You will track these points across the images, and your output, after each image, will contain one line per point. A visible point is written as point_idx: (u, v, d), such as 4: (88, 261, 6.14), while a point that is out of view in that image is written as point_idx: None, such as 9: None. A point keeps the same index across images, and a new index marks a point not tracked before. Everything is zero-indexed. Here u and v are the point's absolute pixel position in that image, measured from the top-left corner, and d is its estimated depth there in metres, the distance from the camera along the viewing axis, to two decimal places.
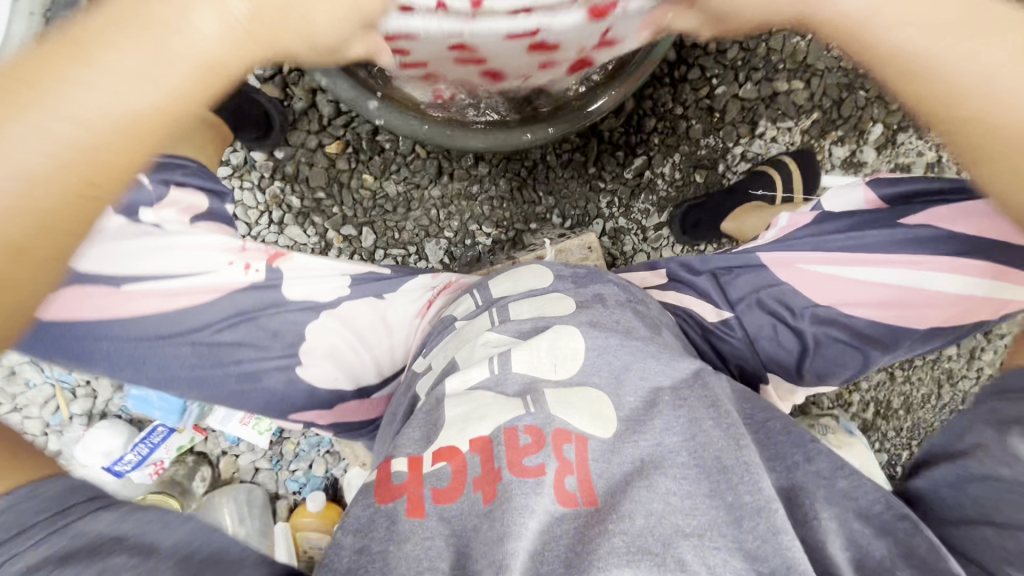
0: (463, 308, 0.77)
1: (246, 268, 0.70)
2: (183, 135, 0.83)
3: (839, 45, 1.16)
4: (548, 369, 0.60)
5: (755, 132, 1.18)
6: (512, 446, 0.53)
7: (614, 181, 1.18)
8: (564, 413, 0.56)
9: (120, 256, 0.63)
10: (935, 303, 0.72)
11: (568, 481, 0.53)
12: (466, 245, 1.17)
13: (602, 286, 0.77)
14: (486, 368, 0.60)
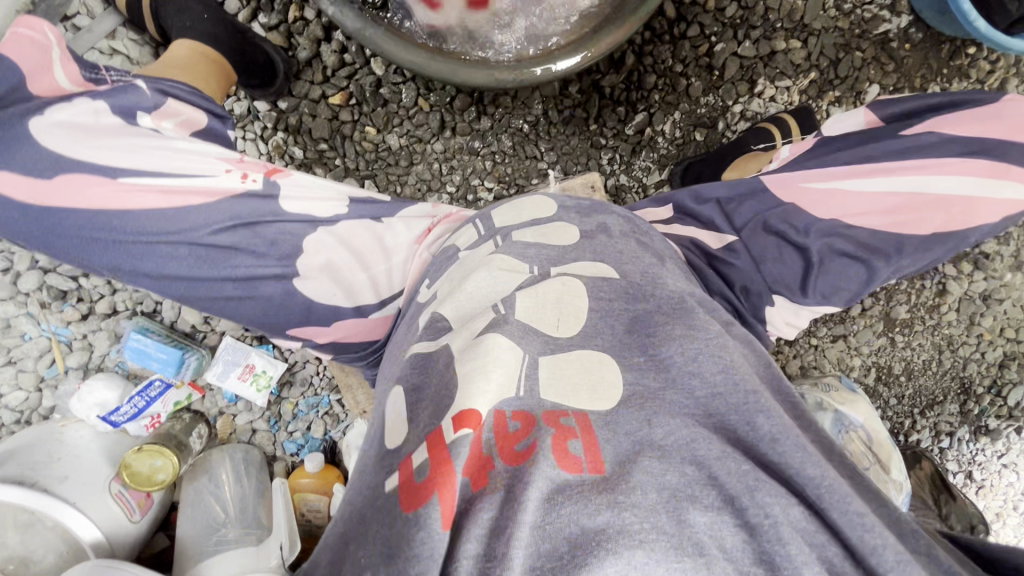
0: (464, 238, 0.73)
1: (244, 177, 0.67)
2: (184, 67, 0.84)
3: (835, 5, 1.18)
4: (551, 324, 0.54)
5: (754, 90, 1.20)
6: (503, 435, 0.46)
7: (615, 138, 1.18)
8: (558, 393, 0.50)
9: (112, 148, 0.60)
10: (941, 206, 0.73)
11: (573, 446, 0.46)
12: (468, 200, 1.18)
13: (603, 217, 0.76)
14: (491, 311, 0.55)
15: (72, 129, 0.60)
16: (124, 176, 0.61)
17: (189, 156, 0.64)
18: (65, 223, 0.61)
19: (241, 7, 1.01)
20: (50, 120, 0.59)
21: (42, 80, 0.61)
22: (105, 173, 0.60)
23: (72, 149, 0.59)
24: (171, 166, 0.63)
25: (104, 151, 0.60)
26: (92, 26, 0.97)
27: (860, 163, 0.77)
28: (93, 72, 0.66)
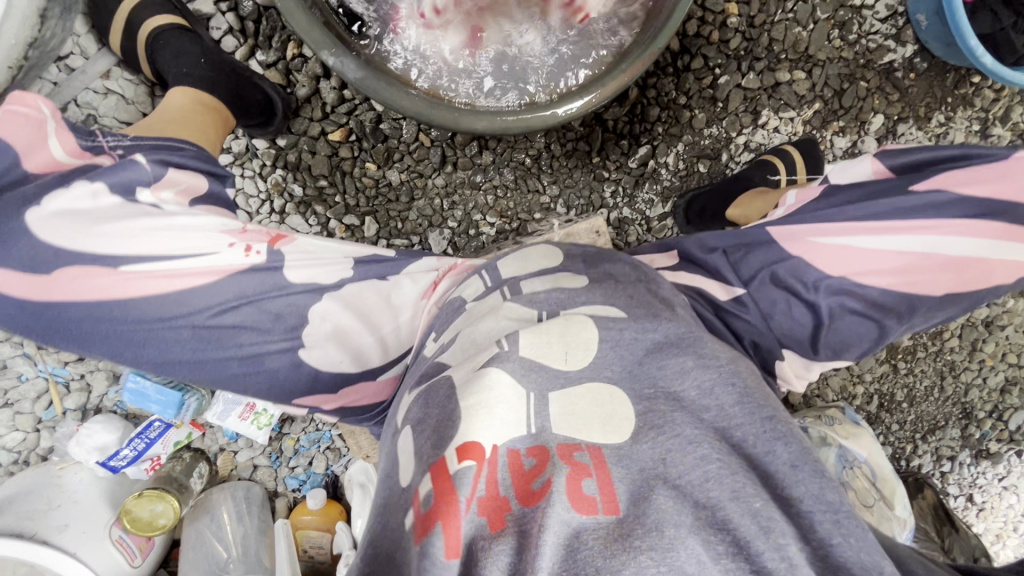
0: (471, 290, 0.75)
1: (249, 252, 0.66)
2: (180, 121, 0.81)
3: (840, 36, 1.17)
4: (558, 358, 0.54)
5: (758, 121, 1.18)
6: (516, 471, 0.48)
7: (618, 171, 1.17)
8: (571, 425, 0.51)
9: (110, 236, 0.59)
10: (954, 268, 0.72)
11: (586, 485, 0.46)
12: (470, 235, 1.17)
13: (610, 264, 0.79)
14: (496, 346, 0.55)
15: (69, 219, 0.59)
16: (125, 265, 0.60)
17: (189, 236, 0.63)
18: (67, 315, 0.61)
19: (238, 45, 0.99)
20: (46, 211, 0.58)
21: (38, 155, 0.61)
22: (104, 263, 0.60)
23: (69, 241, 0.59)
24: (170, 248, 0.62)
25: (99, 237, 0.59)
26: (86, 67, 0.95)
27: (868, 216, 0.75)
28: (88, 141, 0.65)
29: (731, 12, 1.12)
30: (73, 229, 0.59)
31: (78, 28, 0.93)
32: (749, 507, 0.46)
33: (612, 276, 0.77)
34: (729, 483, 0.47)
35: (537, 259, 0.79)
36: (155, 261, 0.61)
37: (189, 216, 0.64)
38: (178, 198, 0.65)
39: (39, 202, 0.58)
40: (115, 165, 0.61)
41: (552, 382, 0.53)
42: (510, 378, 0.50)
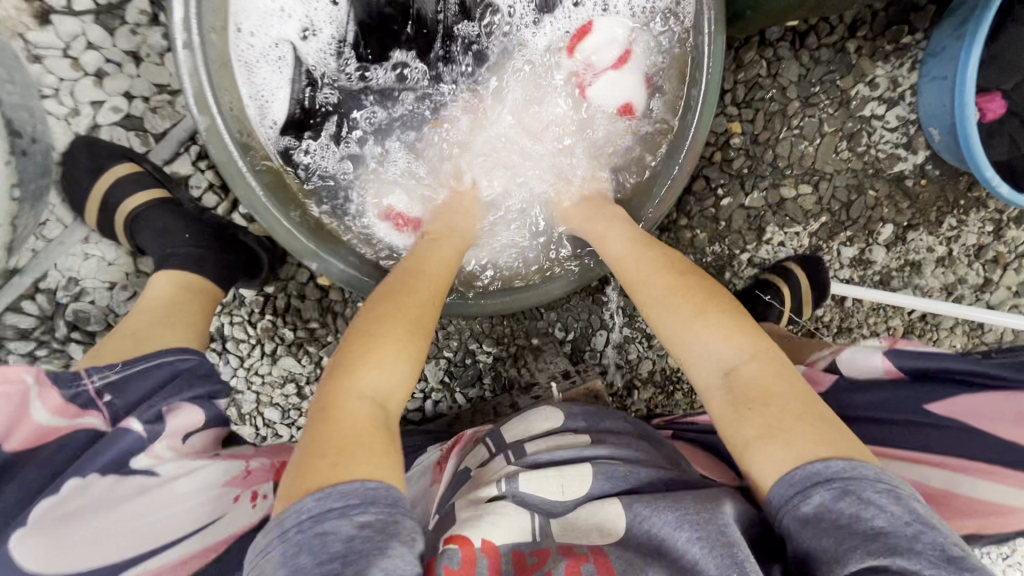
0: (476, 458, 0.82)
1: (253, 502, 0.70)
2: (169, 320, 0.78)
3: (848, 147, 1.11)
4: (556, 490, 0.69)
5: (762, 237, 1.14)
6: (521, 565, 0.62)
7: (617, 293, 1.14)
8: (574, 536, 0.65)
9: (114, 535, 0.59)
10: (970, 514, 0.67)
11: (585, 568, 0.60)
12: (465, 363, 1.13)
13: (610, 423, 0.81)
14: (496, 487, 0.69)
15: (65, 531, 0.57)
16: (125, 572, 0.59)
17: (193, 502, 0.65)
18: None
19: (219, 201, 0.94)
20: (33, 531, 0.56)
21: (21, 430, 0.60)
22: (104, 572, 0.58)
23: (62, 557, 0.56)
24: (175, 530, 0.63)
25: (99, 543, 0.58)
26: (64, 235, 0.92)
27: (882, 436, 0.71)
28: (72, 388, 0.64)
29: (732, 132, 1.08)
30: (72, 539, 0.57)
31: (53, 198, 0.90)
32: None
33: (613, 433, 0.79)
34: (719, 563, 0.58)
35: (539, 420, 0.82)
36: (159, 554, 0.61)
37: (190, 475, 0.66)
38: (173, 445, 0.67)
39: (26, 523, 0.56)
40: (109, 438, 0.62)
41: (553, 511, 0.67)
42: (514, 505, 0.66)
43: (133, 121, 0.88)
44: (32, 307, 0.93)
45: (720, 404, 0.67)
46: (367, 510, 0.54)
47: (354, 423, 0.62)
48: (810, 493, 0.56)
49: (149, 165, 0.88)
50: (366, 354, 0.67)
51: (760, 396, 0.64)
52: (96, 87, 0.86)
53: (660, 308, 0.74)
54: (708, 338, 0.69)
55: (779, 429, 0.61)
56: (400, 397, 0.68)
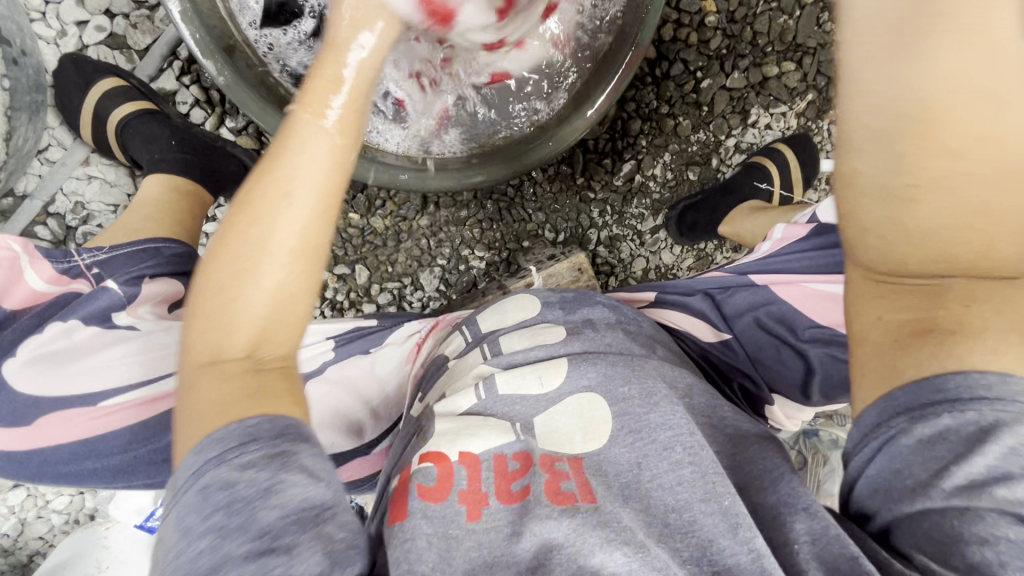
0: (454, 345, 0.79)
1: None
2: (158, 217, 0.82)
3: (830, 18, 1.09)
4: (534, 384, 0.62)
5: (747, 121, 1.12)
6: (501, 472, 0.55)
7: (604, 189, 1.14)
8: (555, 442, 0.57)
9: (94, 370, 0.62)
10: None
11: (565, 483, 0.53)
12: (460, 271, 1.16)
13: (587, 309, 0.73)
14: (473, 395, 0.61)
15: (52, 364, 0.61)
16: (100, 401, 0.62)
17: (167, 351, 0.65)
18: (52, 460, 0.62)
19: (206, 116, 0.98)
20: (21, 361, 0.60)
21: (15, 294, 0.62)
22: (87, 401, 0.62)
23: (51, 386, 0.61)
24: (147, 370, 0.64)
25: (77, 378, 0.62)
26: (65, 157, 0.97)
27: None
28: (63, 262, 0.65)
29: (707, 11, 1.07)
30: (54, 374, 0.61)
31: (51, 121, 0.96)
32: (716, 506, 0.51)
33: (590, 321, 0.71)
34: (697, 490, 0.51)
35: (514, 310, 0.75)
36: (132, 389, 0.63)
37: (165, 331, 0.66)
38: (155, 311, 0.67)
39: (14, 354, 0.60)
40: (88, 295, 0.63)
41: (535, 409, 0.60)
42: (491, 417, 0.59)
43: (117, 39, 0.92)
44: (44, 231, 0.99)
45: (902, 294, 0.43)
46: (248, 448, 0.44)
47: (220, 386, 0.49)
48: (949, 408, 0.40)
49: (134, 80, 0.92)
50: (235, 290, 0.51)
51: (983, 296, 0.41)
52: (78, 7, 0.90)
53: (1019, 155, 0.37)
54: (989, 200, 0.38)
55: (982, 334, 0.41)
56: (280, 338, 0.53)
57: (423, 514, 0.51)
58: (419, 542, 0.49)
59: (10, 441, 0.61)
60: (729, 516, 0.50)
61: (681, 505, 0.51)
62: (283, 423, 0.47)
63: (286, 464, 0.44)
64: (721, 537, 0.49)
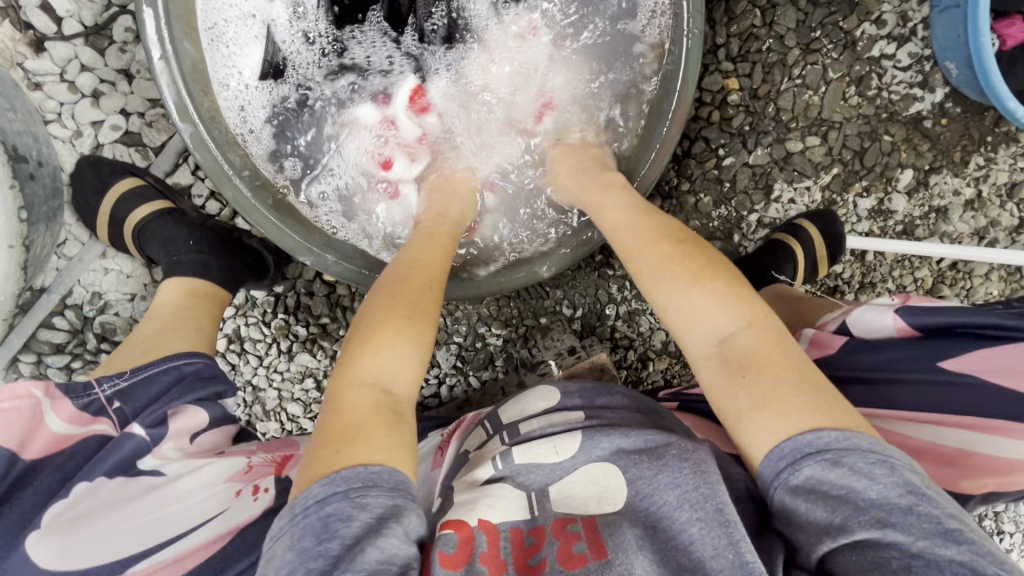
0: (473, 440, 0.81)
1: (255, 496, 0.70)
2: (177, 327, 0.82)
3: (857, 92, 1.06)
4: (549, 453, 0.68)
5: (770, 196, 1.09)
6: (518, 544, 0.62)
7: (622, 266, 1.12)
8: (569, 507, 0.65)
9: (121, 530, 0.62)
10: (998, 473, 0.60)
11: (578, 545, 0.60)
12: (476, 347, 1.14)
13: (606, 399, 0.77)
14: (491, 466, 0.70)
15: (73, 530, 0.60)
16: (128, 567, 0.61)
17: (200, 497, 0.68)
18: None
19: (222, 207, 0.97)
20: (44, 531, 0.59)
21: (38, 441, 0.63)
22: (113, 569, 0.60)
23: (75, 556, 0.59)
24: (179, 523, 0.65)
25: (105, 541, 0.61)
26: (82, 252, 0.97)
27: (902, 401, 0.65)
28: (84, 398, 0.68)
29: (729, 89, 1.04)
30: (81, 542, 0.60)
31: (68, 217, 0.95)
32: (725, 561, 0.55)
33: (609, 408, 0.76)
34: (710, 543, 0.56)
35: (535, 399, 0.79)
36: (166, 544, 0.63)
37: (194, 472, 0.69)
38: (179, 445, 0.70)
39: (38, 523, 0.60)
40: (116, 442, 0.66)
41: (550, 478, 0.67)
42: (510, 484, 0.66)
43: (132, 137, 0.91)
44: (63, 322, 0.99)
45: (713, 372, 0.62)
46: (371, 491, 0.55)
47: (359, 415, 0.61)
48: (793, 471, 0.53)
49: (151, 178, 0.92)
50: (381, 341, 0.65)
51: (759, 360, 0.60)
52: (93, 108, 0.90)
53: (697, 265, 0.67)
54: (710, 310, 0.64)
55: (773, 392, 0.57)
56: (409, 389, 0.65)
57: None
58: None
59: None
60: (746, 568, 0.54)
61: (693, 562, 0.57)
62: (383, 470, 0.57)
63: (394, 520, 0.54)
64: None
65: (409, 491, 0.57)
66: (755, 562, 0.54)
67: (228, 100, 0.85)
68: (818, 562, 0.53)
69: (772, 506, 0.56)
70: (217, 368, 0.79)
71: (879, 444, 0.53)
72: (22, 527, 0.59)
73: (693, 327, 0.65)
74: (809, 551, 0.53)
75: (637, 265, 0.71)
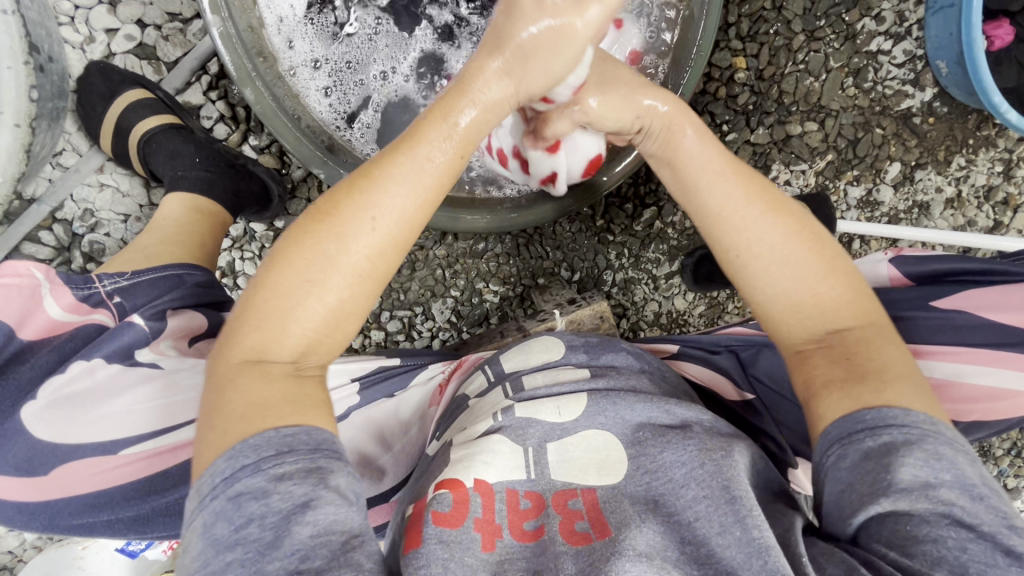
0: (475, 385, 0.75)
1: None
2: (178, 239, 0.79)
3: (854, 83, 1.12)
4: (552, 413, 0.63)
5: (768, 176, 1.13)
6: (513, 508, 0.56)
7: (622, 233, 1.14)
8: (568, 473, 0.59)
9: (117, 415, 0.59)
10: (982, 399, 0.63)
11: (579, 523, 0.55)
12: (473, 303, 1.14)
13: (612, 356, 0.72)
14: (491, 418, 0.63)
15: (71, 407, 0.58)
16: (124, 448, 0.59)
17: (197, 394, 0.62)
18: (69, 512, 0.58)
19: (230, 132, 0.96)
20: (40, 404, 0.58)
21: (34, 323, 0.60)
22: (109, 449, 0.59)
23: (74, 433, 0.58)
24: (175, 415, 0.61)
25: (103, 422, 0.59)
26: (79, 163, 0.94)
27: (897, 338, 0.67)
28: (84, 289, 0.62)
29: (737, 67, 1.09)
30: (78, 420, 0.58)
31: (69, 126, 0.93)
32: (732, 537, 0.52)
33: (614, 367, 0.70)
34: (714, 522, 0.53)
35: (538, 351, 0.73)
36: (163, 434, 0.60)
37: (193, 369, 0.63)
38: (178, 345, 0.64)
39: (36, 395, 0.58)
40: (113, 331, 0.60)
41: (549, 435, 0.61)
42: (507, 437, 0.60)
43: (146, 50, 0.91)
44: (49, 237, 0.95)
45: (811, 359, 0.60)
46: (285, 460, 0.46)
47: (269, 376, 0.52)
48: (869, 436, 0.51)
49: (160, 92, 0.90)
50: (299, 285, 0.53)
51: (864, 352, 0.58)
52: (110, 15, 0.89)
53: (786, 237, 0.63)
54: (799, 281, 0.62)
55: (877, 378, 0.55)
56: (325, 344, 0.55)
57: (438, 539, 0.52)
58: (434, 567, 0.50)
59: (27, 491, 0.58)
60: (753, 543, 0.50)
61: (699, 538, 0.53)
62: (324, 436, 0.49)
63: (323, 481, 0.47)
64: (739, 568, 0.50)
65: (336, 450, 0.49)
66: (762, 537, 0.51)
67: (266, 8, 0.81)
68: (853, 531, 0.51)
69: (821, 466, 0.54)
70: (218, 282, 0.72)
71: (930, 422, 0.52)
72: (19, 396, 0.57)
73: (767, 297, 0.63)
74: (849, 513, 0.51)
75: (734, 235, 0.65)
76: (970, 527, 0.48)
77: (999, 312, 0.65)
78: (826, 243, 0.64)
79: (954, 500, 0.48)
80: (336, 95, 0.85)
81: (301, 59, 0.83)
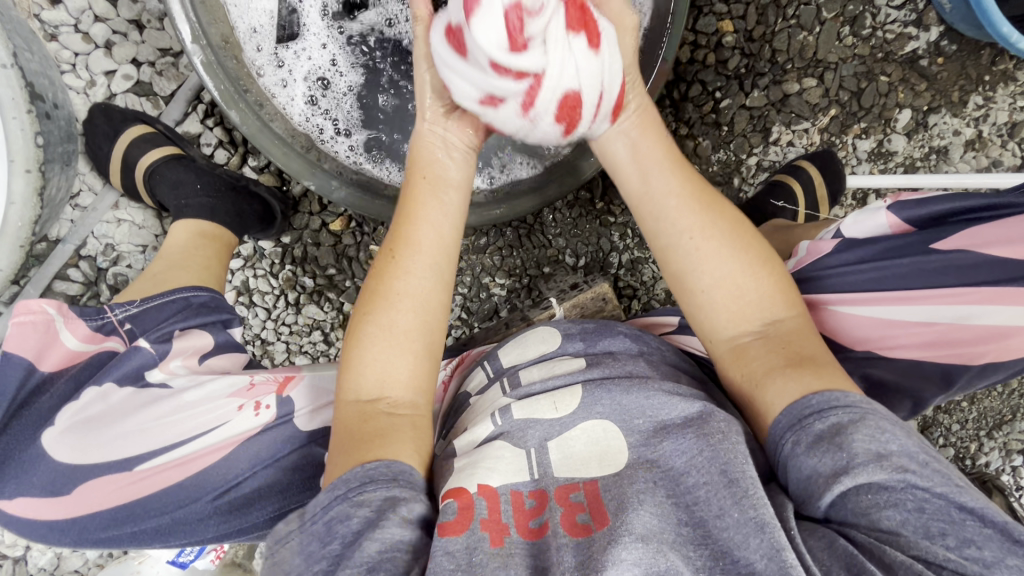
0: (475, 383, 0.76)
1: (257, 410, 0.67)
2: (185, 264, 0.83)
3: (851, 32, 1.08)
4: (548, 409, 0.62)
5: (769, 139, 1.10)
6: (519, 509, 0.55)
7: (623, 214, 1.13)
8: (570, 467, 0.58)
9: (128, 436, 0.63)
10: (996, 340, 0.62)
11: (579, 515, 0.54)
12: (481, 298, 1.15)
13: (609, 342, 0.71)
14: (490, 423, 0.62)
15: (85, 432, 0.63)
16: (137, 465, 0.63)
17: (203, 409, 0.66)
18: (98, 520, 0.62)
19: (230, 156, 1.00)
20: (57, 431, 0.62)
21: (51, 356, 0.64)
22: (122, 467, 0.63)
23: (90, 454, 0.62)
24: (182, 433, 0.65)
25: (114, 443, 0.63)
26: (96, 202, 1.00)
27: (901, 285, 0.66)
28: (97, 320, 0.67)
29: (724, 31, 1.07)
30: (91, 443, 0.62)
31: (82, 167, 0.99)
32: (733, 517, 0.50)
33: (610, 353, 0.69)
34: (712, 505, 0.52)
35: (533, 344, 0.73)
36: (169, 452, 0.64)
37: (199, 387, 0.67)
38: (188, 364, 0.68)
39: (52, 424, 0.62)
40: (121, 357, 0.65)
41: (549, 433, 0.60)
42: (508, 443, 0.59)
43: (144, 87, 0.95)
44: (77, 274, 1.01)
45: (751, 349, 0.61)
46: (368, 488, 0.51)
47: (356, 418, 0.59)
48: (816, 418, 0.51)
49: (161, 125, 0.95)
50: (366, 341, 0.62)
51: (797, 341, 0.59)
52: (106, 57, 0.94)
53: (709, 224, 0.65)
54: (737, 271, 0.63)
55: (812, 363, 0.57)
56: (410, 385, 0.62)
57: (445, 550, 0.50)
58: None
59: (61, 512, 0.62)
60: (752, 522, 0.49)
61: (699, 520, 0.52)
62: (398, 467, 0.54)
63: (394, 509, 0.51)
64: (738, 546, 0.49)
65: (409, 479, 0.54)
66: (764, 513, 0.50)
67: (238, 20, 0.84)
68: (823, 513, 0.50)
69: (778, 453, 0.53)
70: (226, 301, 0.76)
71: (856, 398, 0.51)
72: (41, 424, 0.62)
73: (708, 291, 0.63)
74: (816, 495, 0.49)
75: (683, 217, 0.66)
76: (927, 489, 0.47)
77: (1002, 248, 0.62)
78: (760, 238, 0.66)
79: (909, 467, 0.47)
80: (293, 87, 0.88)
81: (267, 73, 0.86)
